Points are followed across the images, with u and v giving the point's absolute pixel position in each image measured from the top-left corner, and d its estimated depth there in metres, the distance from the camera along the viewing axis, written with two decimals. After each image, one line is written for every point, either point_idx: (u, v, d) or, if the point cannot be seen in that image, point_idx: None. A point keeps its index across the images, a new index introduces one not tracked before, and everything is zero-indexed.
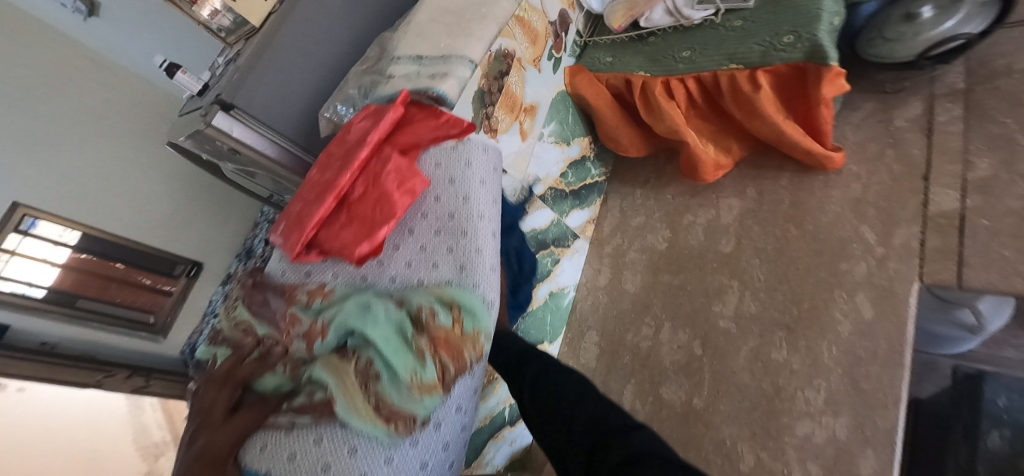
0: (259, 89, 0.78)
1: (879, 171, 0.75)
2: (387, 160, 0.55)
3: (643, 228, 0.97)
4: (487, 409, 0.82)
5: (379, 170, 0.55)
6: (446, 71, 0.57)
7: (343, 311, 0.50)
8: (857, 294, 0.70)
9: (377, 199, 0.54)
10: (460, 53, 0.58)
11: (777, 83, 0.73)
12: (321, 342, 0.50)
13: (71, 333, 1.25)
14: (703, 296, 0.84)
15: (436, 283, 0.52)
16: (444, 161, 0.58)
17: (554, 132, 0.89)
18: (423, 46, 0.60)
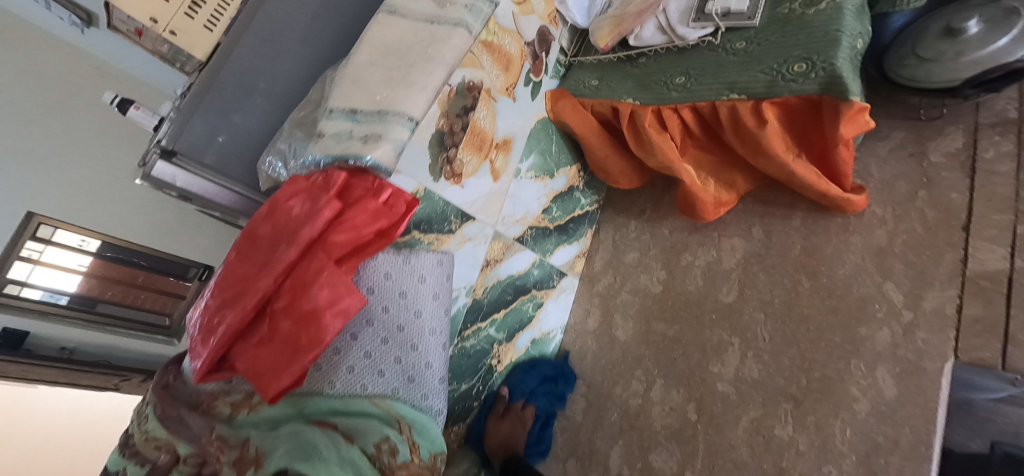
0: (206, 134, 0.71)
1: (909, 217, 0.64)
2: (318, 263, 0.44)
3: (637, 266, 0.88)
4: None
5: (306, 276, 0.43)
6: (380, 131, 0.48)
7: (282, 447, 0.42)
8: (878, 367, 0.60)
9: (301, 316, 0.43)
10: (396, 108, 0.49)
11: (786, 116, 0.62)
12: (255, 473, 0.41)
13: (90, 338, 1.35)
14: (699, 353, 0.74)
15: (379, 393, 0.48)
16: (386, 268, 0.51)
17: (533, 165, 0.80)
18: (358, 97, 0.52)
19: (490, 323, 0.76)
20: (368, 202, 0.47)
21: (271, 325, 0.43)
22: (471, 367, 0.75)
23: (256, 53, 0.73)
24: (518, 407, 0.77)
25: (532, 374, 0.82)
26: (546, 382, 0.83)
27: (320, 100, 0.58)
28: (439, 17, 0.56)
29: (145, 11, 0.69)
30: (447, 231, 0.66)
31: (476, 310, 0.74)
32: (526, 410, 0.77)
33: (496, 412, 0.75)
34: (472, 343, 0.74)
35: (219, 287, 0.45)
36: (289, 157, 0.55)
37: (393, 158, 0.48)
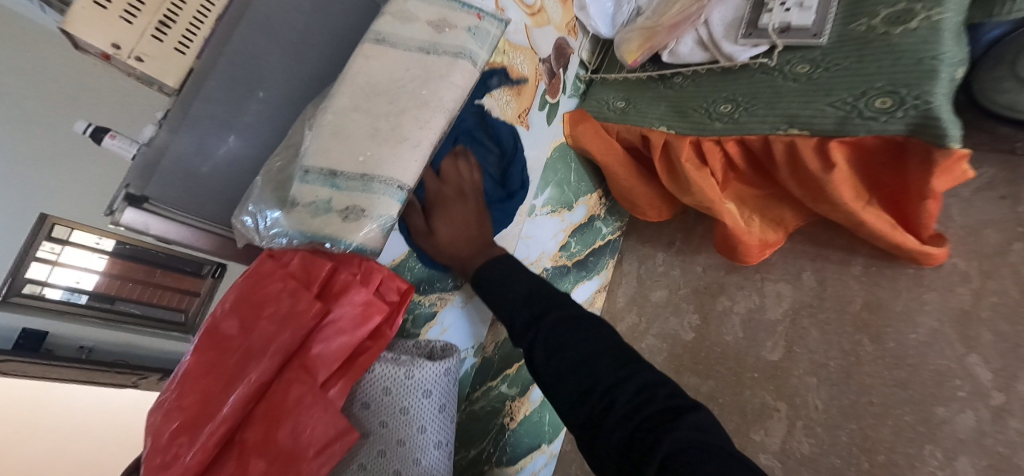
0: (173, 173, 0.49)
1: (1000, 275, 0.54)
2: (299, 384, 0.35)
3: (665, 306, 0.78)
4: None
5: (283, 400, 0.35)
6: (362, 204, 0.39)
7: None
8: (958, 457, 0.51)
9: (278, 453, 0.34)
10: (383, 172, 0.40)
11: (858, 157, 0.52)
12: None
13: None
14: (738, 416, 0.66)
15: None
16: (382, 381, 0.39)
17: (550, 199, 0.71)
18: (337, 151, 0.42)
19: (501, 379, 0.68)
20: (357, 296, 0.38)
21: (238, 464, 0.34)
22: (484, 428, 0.67)
23: (237, 64, 0.50)
24: (447, 174, 0.50)
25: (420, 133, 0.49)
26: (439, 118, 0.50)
27: (298, 146, 0.48)
28: (438, 45, 0.45)
29: (103, 34, 0.44)
30: (451, 288, 0.58)
31: (485, 367, 0.66)
32: (461, 164, 0.51)
33: (420, 227, 0.50)
34: (483, 402, 0.66)
35: (170, 410, 0.36)
36: (259, 216, 0.46)
37: (378, 236, 0.39)
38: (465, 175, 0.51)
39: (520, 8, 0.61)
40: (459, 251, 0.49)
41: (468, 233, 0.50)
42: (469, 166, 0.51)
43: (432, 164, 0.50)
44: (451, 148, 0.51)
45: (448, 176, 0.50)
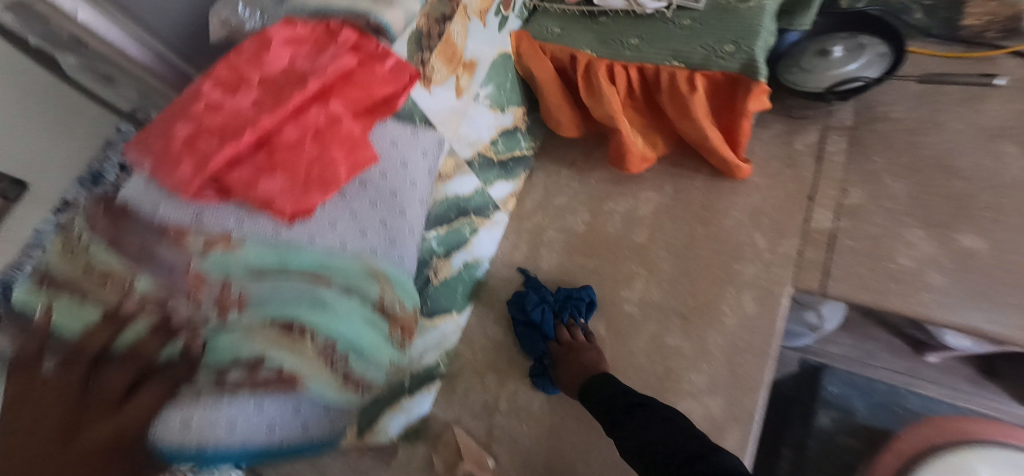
0: None
1: (776, 187, 0.84)
2: (334, 114, 0.46)
3: (565, 208, 0.98)
4: (408, 359, 0.81)
5: (319, 120, 0.46)
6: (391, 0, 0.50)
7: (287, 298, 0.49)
8: (744, 292, 0.78)
9: (315, 157, 0.45)
10: None
11: (710, 88, 0.77)
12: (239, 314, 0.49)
13: None
14: (611, 282, 0.87)
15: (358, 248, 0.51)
16: (390, 135, 0.54)
17: (490, 95, 0.85)
18: None
19: (432, 236, 0.79)
20: (381, 62, 0.48)
21: (273, 162, 0.44)
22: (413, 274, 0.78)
23: None
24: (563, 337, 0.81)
25: (547, 308, 0.85)
26: (555, 301, 0.86)
27: None
28: None
29: None
30: None
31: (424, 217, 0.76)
32: (575, 330, 0.81)
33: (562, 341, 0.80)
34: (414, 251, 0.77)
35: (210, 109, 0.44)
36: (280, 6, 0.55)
37: (401, 26, 0.50)
38: (574, 338, 0.80)
39: None
40: (575, 381, 0.73)
41: (576, 380, 0.73)
42: (574, 334, 0.81)
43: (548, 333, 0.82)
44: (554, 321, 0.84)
45: (574, 344, 0.79)
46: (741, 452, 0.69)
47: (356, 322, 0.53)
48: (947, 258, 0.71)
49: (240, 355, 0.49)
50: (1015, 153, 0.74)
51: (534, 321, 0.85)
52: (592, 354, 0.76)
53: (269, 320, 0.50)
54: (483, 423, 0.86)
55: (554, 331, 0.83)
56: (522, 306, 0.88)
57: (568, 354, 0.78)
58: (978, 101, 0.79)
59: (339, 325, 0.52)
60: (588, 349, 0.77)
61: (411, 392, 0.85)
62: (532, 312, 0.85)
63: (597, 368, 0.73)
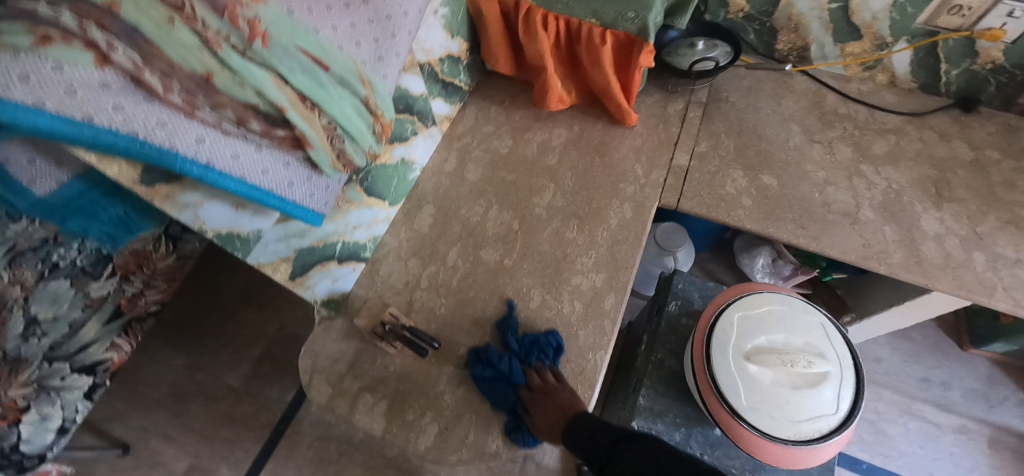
0: None
1: (653, 135, 1.11)
2: None
3: (492, 135, 1.15)
4: (344, 226, 0.89)
5: None
6: None
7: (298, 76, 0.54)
8: (625, 204, 1.02)
9: None
10: None
11: (615, 44, 1.01)
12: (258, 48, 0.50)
13: None
14: (526, 191, 1.05)
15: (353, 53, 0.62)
16: None
17: (445, 17, 1.00)
18: None
19: None
20: None
21: None
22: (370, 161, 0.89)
23: None
24: (535, 383, 0.81)
25: (514, 357, 0.84)
26: (521, 347, 0.85)
27: None
28: None
29: None
30: None
31: None
32: (545, 373, 0.82)
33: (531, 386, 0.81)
34: None
35: None
36: None
37: None
38: (549, 380, 0.81)
39: None
40: (554, 426, 0.76)
41: (554, 425, 0.76)
42: (546, 376, 0.82)
43: (516, 379, 0.82)
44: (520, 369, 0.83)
45: (546, 387, 0.81)
46: (615, 311, 0.90)
47: (347, 107, 0.61)
48: (754, 190, 1.02)
49: (264, 96, 0.52)
50: (797, 131, 1.10)
51: (503, 369, 0.83)
52: (566, 396, 0.79)
53: (280, 75, 0.53)
54: (404, 298, 0.95)
55: (523, 376, 0.83)
56: (484, 361, 0.85)
57: (543, 400, 0.79)
58: (780, 97, 1.16)
59: (335, 104, 0.58)
60: (560, 389, 0.80)
61: (339, 263, 0.92)
62: (499, 364, 0.83)
63: (573, 413, 0.77)
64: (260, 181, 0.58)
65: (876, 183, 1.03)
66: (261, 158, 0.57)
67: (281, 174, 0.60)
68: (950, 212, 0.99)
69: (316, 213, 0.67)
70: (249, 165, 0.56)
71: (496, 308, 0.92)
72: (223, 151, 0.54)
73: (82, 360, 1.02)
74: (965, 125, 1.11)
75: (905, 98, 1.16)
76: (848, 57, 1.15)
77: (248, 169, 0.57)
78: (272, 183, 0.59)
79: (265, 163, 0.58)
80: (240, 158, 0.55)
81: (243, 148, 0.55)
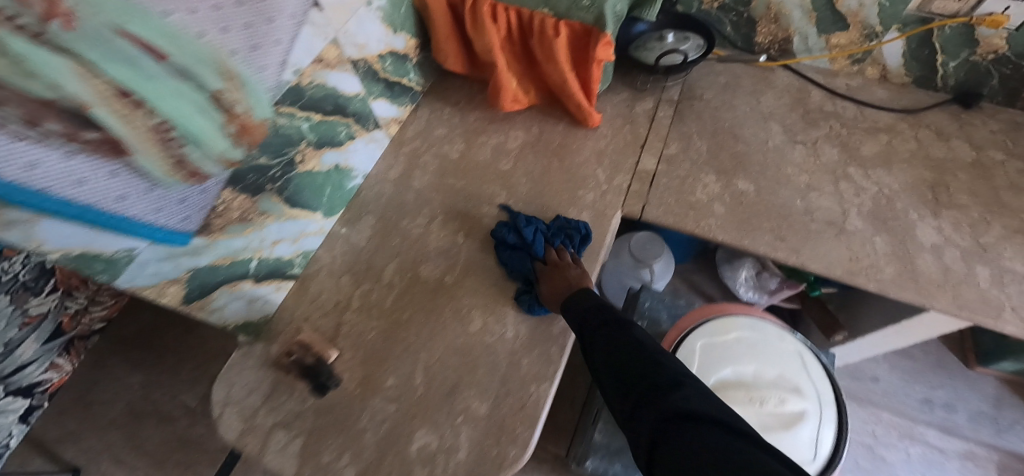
0: None
1: (618, 136, 1.01)
2: None
3: (443, 139, 1.05)
4: (258, 242, 0.79)
5: None
6: None
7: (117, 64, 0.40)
8: (582, 213, 0.92)
9: None
10: None
11: (570, 37, 0.91)
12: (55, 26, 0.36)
13: None
14: (475, 200, 0.95)
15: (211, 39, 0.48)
16: None
17: (382, 9, 0.90)
18: None
19: (303, 118, 0.80)
20: None
21: None
22: (241, 175, 0.71)
23: None
24: (551, 258, 0.83)
25: (539, 232, 0.86)
26: (545, 230, 0.86)
27: None
28: None
29: None
30: None
31: (296, 93, 0.77)
32: (564, 254, 0.83)
33: (549, 259, 0.83)
34: (283, 122, 0.76)
35: None
36: None
37: None
38: (564, 260, 0.82)
39: None
40: (559, 293, 0.77)
41: (560, 293, 0.77)
42: (563, 255, 0.83)
43: (536, 252, 0.83)
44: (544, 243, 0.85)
45: (560, 263, 0.82)
46: (564, 336, 0.79)
47: (186, 105, 0.45)
48: (728, 196, 0.91)
49: (60, 93, 0.37)
50: (777, 130, 1.00)
51: (523, 242, 0.85)
52: (576, 272, 0.80)
53: (87, 64, 0.38)
54: (333, 320, 0.86)
55: (543, 251, 0.84)
56: (512, 228, 0.87)
57: (554, 272, 0.81)
58: (759, 94, 1.06)
59: (170, 101, 0.43)
60: (573, 267, 0.81)
61: (256, 282, 0.82)
62: (523, 231, 0.85)
63: (582, 285, 0.77)
64: (74, 196, 0.49)
65: (865, 187, 0.92)
66: (72, 168, 0.48)
67: (104, 186, 0.51)
68: (949, 220, 0.88)
69: (164, 230, 0.62)
70: (54, 174, 0.47)
71: (431, 332, 0.82)
72: (16, 162, 0.43)
73: (19, 383, 0.91)
74: (965, 122, 1.00)
75: (898, 93, 1.05)
76: (834, 50, 1.05)
77: (54, 182, 0.47)
78: (92, 199, 0.51)
79: (82, 173, 0.49)
80: (41, 168, 0.46)
81: (45, 155, 0.45)
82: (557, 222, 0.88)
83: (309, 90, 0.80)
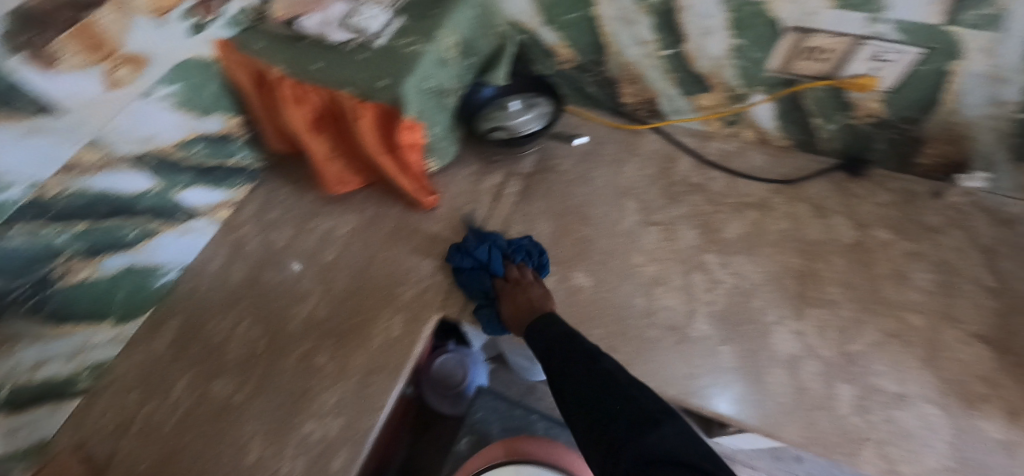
0: None
1: (455, 219, 0.91)
2: None
3: (274, 223, 0.97)
4: (9, 370, 0.68)
5: None
6: None
7: None
8: (397, 315, 0.82)
9: None
10: None
11: (379, 120, 0.82)
12: None
13: None
14: (287, 299, 0.87)
15: None
16: None
17: (174, 96, 0.82)
18: None
19: (60, 230, 0.71)
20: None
21: None
22: None
23: None
24: (512, 275, 0.78)
25: (495, 248, 0.81)
26: (508, 245, 0.82)
27: None
28: None
29: None
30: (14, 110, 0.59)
31: (42, 207, 0.67)
32: (525, 270, 0.79)
33: (511, 276, 0.78)
34: (26, 242, 0.67)
35: None
36: None
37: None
38: (522, 278, 0.78)
39: None
40: (521, 318, 0.72)
41: (521, 315, 0.72)
42: (523, 273, 0.78)
43: (496, 272, 0.79)
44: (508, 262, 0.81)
45: (521, 281, 0.77)
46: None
47: None
48: (561, 294, 0.80)
49: None
50: (632, 209, 0.88)
51: (485, 256, 0.82)
52: (539, 291, 0.75)
53: None
54: (111, 445, 0.77)
55: (503, 268, 0.80)
56: (475, 240, 0.84)
57: (515, 290, 0.76)
58: (620, 164, 0.94)
59: None
60: (535, 287, 0.76)
61: (14, 410, 0.70)
62: (476, 252, 0.80)
63: (542, 309, 0.72)
64: None
65: (721, 281, 0.79)
66: None
67: None
68: (813, 322, 0.74)
69: None
70: None
71: (204, 465, 0.73)
72: None
73: None
74: (850, 195, 0.87)
75: (777, 159, 0.93)
76: (705, 111, 0.93)
77: None
78: None
79: None
80: None
81: None
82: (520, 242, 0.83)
83: (63, 199, 0.70)
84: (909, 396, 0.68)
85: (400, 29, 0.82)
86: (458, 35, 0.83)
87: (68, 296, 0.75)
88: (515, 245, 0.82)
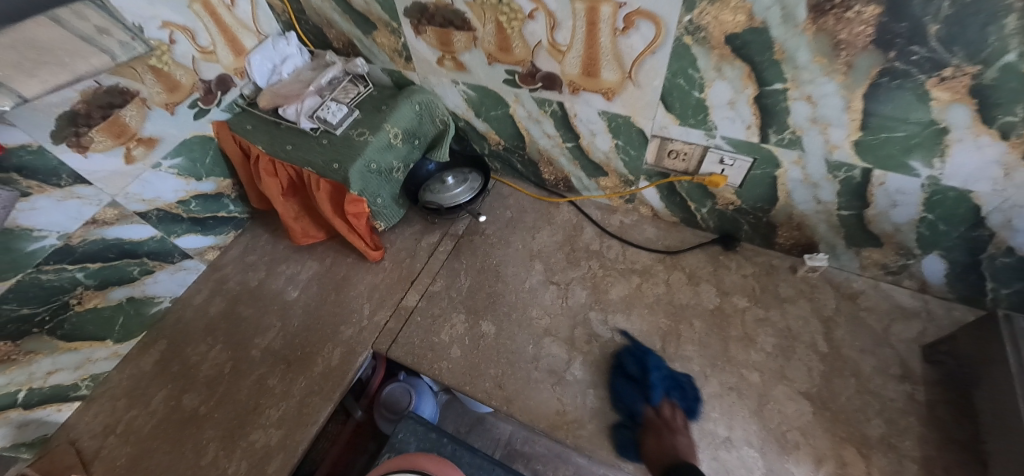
0: None
1: (394, 270, 1.10)
2: None
3: (251, 265, 1.18)
4: (27, 376, 0.90)
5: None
6: (113, 34, 0.81)
7: None
8: (336, 349, 1.00)
9: None
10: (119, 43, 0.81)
11: (333, 191, 1.04)
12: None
13: None
14: (251, 330, 1.06)
15: None
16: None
17: (177, 166, 1.04)
18: None
19: (78, 269, 0.92)
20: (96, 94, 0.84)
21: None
22: None
23: None
24: (663, 411, 0.84)
25: (660, 379, 0.88)
26: (666, 378, 0.88)
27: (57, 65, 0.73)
28: (93, 39, 0.77)
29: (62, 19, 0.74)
30: (52, 183, 0.82)
31: (65, 252, 0.88)
32: (674, 411, 0.85)
33: (660, 411, 0.84)
34: (51, 277, 0.88)
35: None
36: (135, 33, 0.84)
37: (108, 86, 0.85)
38: (671, 418, 0.83)
39: (192, 45, 0.98)
40: (664, 454, 0.76)
41: (664, 452, 0.76)
42: (674, 412, 0.84)
43: (654, 403, 0.84)
44: (662, 398, 0.86)
45: (671, 423, 0.83)
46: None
47: None
48: (468, 338, 0.98)
49: None
50: (538, 269, 1.07)
51: (641, 378, 0.88)
52: (684, 442, 0.80)
53: None
54: (98, 440, 0.96)
55: (658, 400, 0.85)
56: (635, 360, 0.91)
57: (661, 428, 0.81)
58: (536, 230, 1.13)
59: None
60: (682, 435, 0.81)
61: (28, 408, 0.92)
62: (648, 373, 0.88)
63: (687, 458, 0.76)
64: None
65: (598, 334, 0.96)
66: None
67: None
68: (667, 374, 0.91)
69: None
70: None
71: (169, 462, 0.91)
72: None
73: None
74: (720, 266, 1.04)
75: (666, 232, 1.11)
76: (607, 190, 1.12)
77: None
78: None
79: None
80: None
81: None
82: (681, 383, 0.88)
83: (83, 246, 0.91)
84: (734, 439, 0.83)
85: (355, 121, 1.04)
86: (400, 126, 1.04)
87: (79, 319, 0.96)
88: (674, 384, 0.88)
